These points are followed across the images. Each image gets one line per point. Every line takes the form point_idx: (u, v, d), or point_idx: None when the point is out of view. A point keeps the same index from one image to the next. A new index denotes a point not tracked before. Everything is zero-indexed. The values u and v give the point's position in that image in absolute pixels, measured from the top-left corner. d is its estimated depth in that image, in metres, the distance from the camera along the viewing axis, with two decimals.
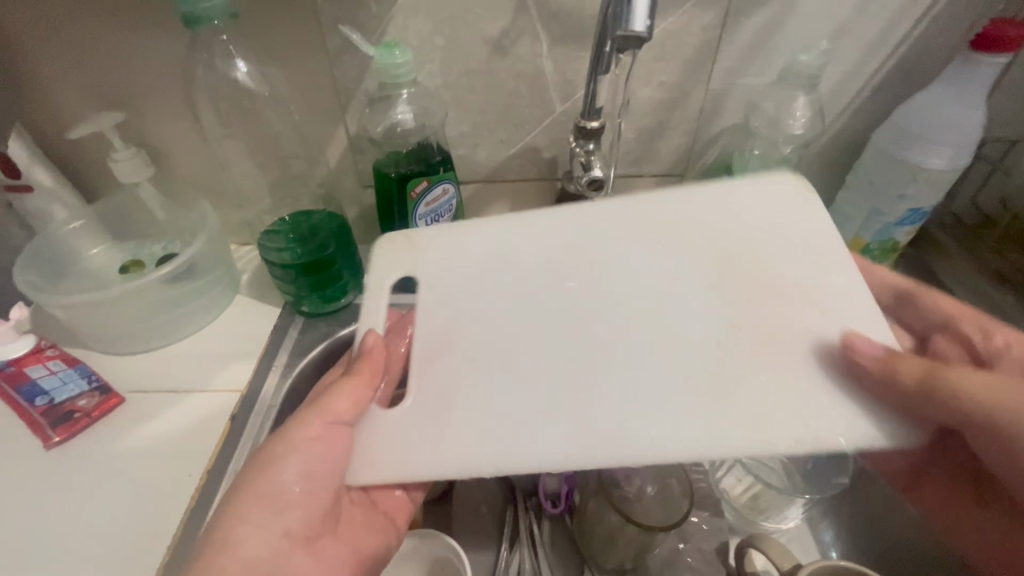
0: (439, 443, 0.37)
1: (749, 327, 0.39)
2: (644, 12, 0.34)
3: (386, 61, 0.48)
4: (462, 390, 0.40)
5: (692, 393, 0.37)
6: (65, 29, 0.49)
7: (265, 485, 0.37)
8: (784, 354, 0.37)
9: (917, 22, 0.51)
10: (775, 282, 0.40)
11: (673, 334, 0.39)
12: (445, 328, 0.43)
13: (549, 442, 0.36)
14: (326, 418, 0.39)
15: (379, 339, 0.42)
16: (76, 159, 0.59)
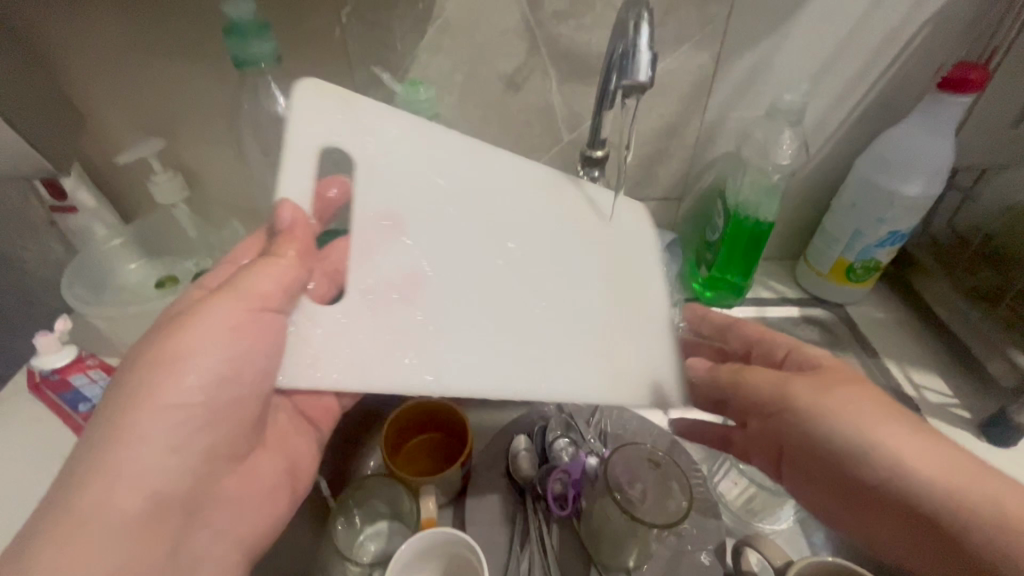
0: (394, 366, 0.38)
1: (611, 311, 0.48)
2: (646, 65, 0.38)
3: (411, 97, 0.53)
4: (411, 317, 0.40)
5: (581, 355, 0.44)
6: (118, 64, 0.54)
7: (162, 404, 0.34)
8: (631, 338, 0.47)
9: (891, 62, 0.56)
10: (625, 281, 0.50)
11: (570, 301, 0.46)
12: (389, 245, 0.41)
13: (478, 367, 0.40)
14: (248, 307, 0.35)
15: (299, 212, 0.36)
16: (117, 181, 0.63)
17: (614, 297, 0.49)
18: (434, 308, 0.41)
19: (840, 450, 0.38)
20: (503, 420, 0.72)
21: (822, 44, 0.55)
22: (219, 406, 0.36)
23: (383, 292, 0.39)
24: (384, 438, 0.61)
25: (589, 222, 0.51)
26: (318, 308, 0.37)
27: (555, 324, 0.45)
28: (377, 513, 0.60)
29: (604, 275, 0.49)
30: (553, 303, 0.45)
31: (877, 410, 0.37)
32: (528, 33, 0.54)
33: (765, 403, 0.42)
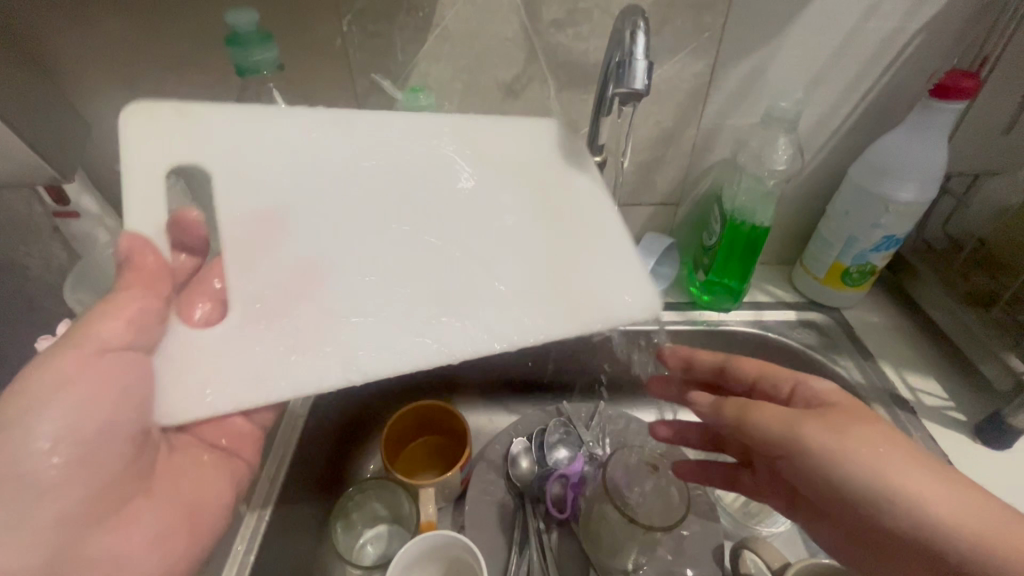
0: (293, 358, 0.38)
1: (552, 246, 0.44)
2: (641, 74, 0.39)
3: (411, 104, 0.54)
4: (306, 310, 0.40)
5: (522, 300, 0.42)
6: (122, 72, 0.55)
7: (19, 468, 0.34)
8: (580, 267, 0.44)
9: (885, 70, 0.57)
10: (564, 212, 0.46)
11: (504, 247, 0.44)
12: (274, 246, 0.40)
13: (397, 345, 0.40)
14: (85, 353, 0.35)
15: (137, 239, 0.37)
16: (119, 187, 0.64)
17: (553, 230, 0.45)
18: (332, 296, 0.40)
19: (858, 493, 0.38)
20: (502, 424, 0.73)
21: (816, 53, 0.56)
22: (85, 461, 0.35)
23: (269, 292, 0.39)
24: (385, 442, 0.62)
25: (496, 161, 0.47)
26: (195, 328, 0.38)
27: (489, 278, 0.43)
28: (376, 516, 0.60)
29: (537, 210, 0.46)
30: (480, 254, 0.43)
31: (901, 455, 0.38)
32: (527, 41, 0.55)
33: (779, 443, 0.41)
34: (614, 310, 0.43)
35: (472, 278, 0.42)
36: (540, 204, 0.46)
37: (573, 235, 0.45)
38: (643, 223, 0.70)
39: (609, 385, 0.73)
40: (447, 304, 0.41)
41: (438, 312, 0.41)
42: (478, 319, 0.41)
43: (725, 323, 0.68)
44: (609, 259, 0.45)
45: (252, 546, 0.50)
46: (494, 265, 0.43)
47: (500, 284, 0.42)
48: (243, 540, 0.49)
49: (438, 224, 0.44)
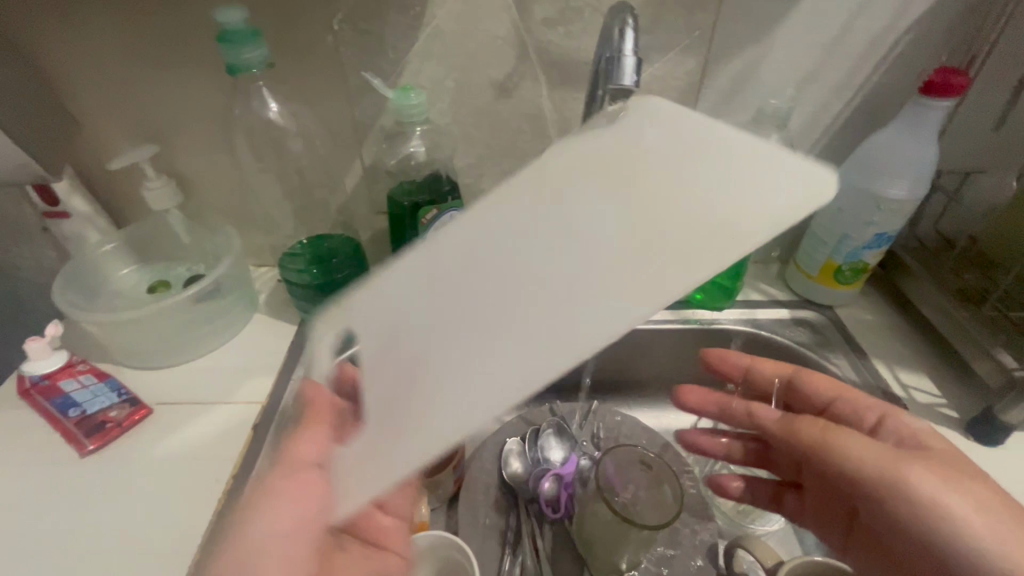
0: (412, 462, 0.28)
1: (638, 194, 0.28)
2: (630, 70, 0.39)
3: (402, 102, 0.54)
4: (414, 409, 0.30)
5: (629, 262, 0.27)
6: (112, 71, 0.55)
7: (247, 554, 0.34)
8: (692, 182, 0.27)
9: (875, 68, 0.57)
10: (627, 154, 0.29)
11: (573, 231, 0.29)
12: (376, 366, 0.33)
13: (482, 396, 0.27)
14: (289, 468, 0.38)
15: (317, 387, 0.43)
16: (110, 187, 0.64)
17: (630, 179, 0.29)
18: (428, 383, 0.30)
19: (935, 540, 0.36)
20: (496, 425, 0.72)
21: (807, 51, 0.56)
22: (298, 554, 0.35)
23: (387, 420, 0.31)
24: None
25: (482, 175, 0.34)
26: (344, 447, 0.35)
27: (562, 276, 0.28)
28: None
29: (586, 176, 0.30)
30: (542, 254, 0.30)
31: (992, 503, 0.36)
32: (518, 40, 0.55)
33: (873, 475, 0.40)
34: (756, 201, 0.26)
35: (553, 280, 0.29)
36: (586, 163, 0.30)
37: (636, 164, 0.29)
38: None
39: (602, 384, 0.73)
40: (540, 321, 0.28)
41: (539, 334, 0.27)
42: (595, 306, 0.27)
43: (718, 321, 0.67)
44: (695, 157, 0.28)
45: None
46: (570, 253, 0.29)
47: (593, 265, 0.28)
48: None
49: (484, 255, 0.32)
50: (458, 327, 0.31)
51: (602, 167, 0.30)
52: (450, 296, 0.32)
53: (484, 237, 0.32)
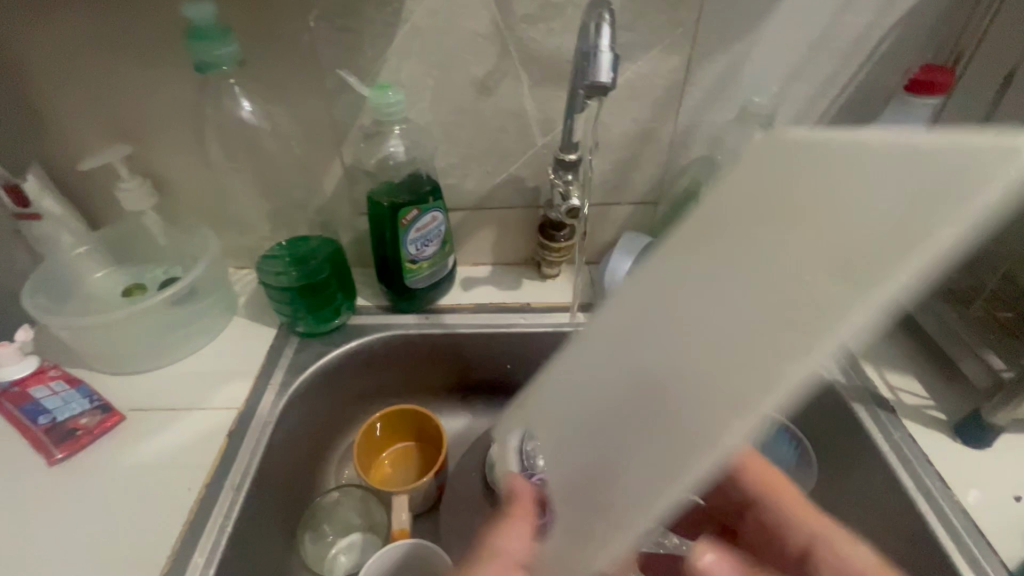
0: (634, 519, 0.29)
1: (797, 233, 0.26)
2: (607, 67, 0.38)
3: (379, 100, 0.52)
4: (634, 455, 0.31)
5: (804, 307, 0.24)
6: (85, 70, 0.53)
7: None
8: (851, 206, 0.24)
9: (861, 66, 0.56)
10: (780, 189, 0.28)
11: (737, 278, 0.28)
12: (613, 414, 0.34)
13: (693, 449, 0.27)
14: (511, 561, 0.42)
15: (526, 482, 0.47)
16: (85, 188, 0.63)
17: (786, 218, 0.27)
18: (656, 428, 0.30)
19: None
20: (482, 429, 0.71)
21: (792, 48, 0.55)
22: None
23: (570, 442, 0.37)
24: (359, 447, 0.61)
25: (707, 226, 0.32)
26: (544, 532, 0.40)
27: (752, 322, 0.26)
28: (347, 525, 0.59)
29: (740, 227, 0.30)
30: (716, 298, 0.30)
31: None
32: (499, 37, 0.54)
33: None
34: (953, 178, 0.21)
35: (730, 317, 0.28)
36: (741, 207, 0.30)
37: (800, 200, 0.26)
38: (623, 221, 0.69)
39: None
40: (717, 364, 0.27)
41: (716, 382, 0.27)
42: (770, 350, 0.25)
43: None
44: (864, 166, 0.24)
45: (211, 559, 0.46)
46: (736, 300, 0.28)
47: (762, 306, 0.27)
48: (204, 552, 0.46)
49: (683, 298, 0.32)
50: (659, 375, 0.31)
51: (763, 207, 0.29)
52: (656, 336, 0.33)
53: (693, 299, 0.31)
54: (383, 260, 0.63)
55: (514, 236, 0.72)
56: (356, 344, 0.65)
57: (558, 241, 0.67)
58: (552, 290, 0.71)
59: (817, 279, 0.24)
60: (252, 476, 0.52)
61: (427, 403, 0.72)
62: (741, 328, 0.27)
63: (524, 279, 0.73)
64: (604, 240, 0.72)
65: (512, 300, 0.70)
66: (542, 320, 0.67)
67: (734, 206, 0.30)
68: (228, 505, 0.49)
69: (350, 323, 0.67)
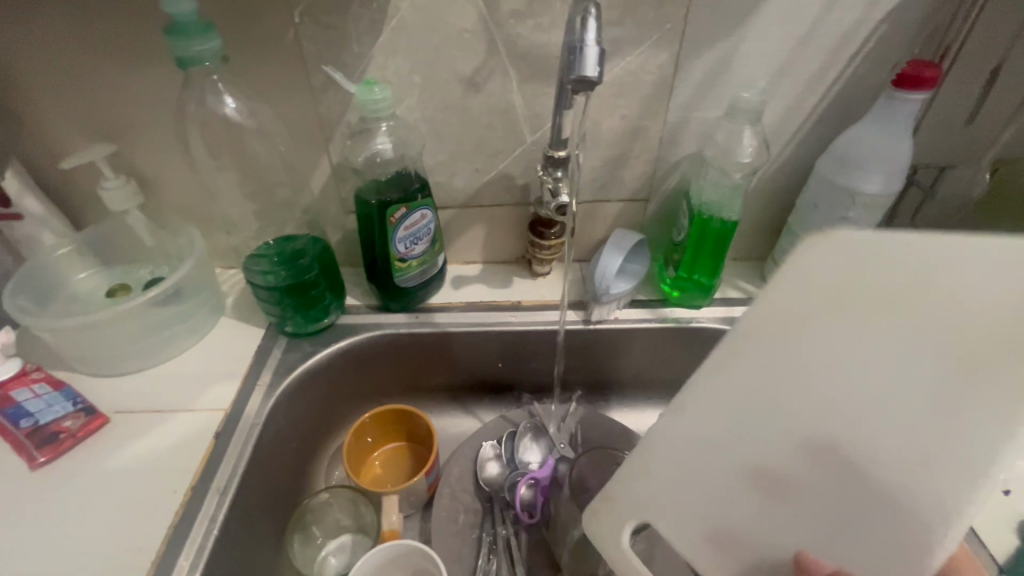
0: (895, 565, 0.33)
1: (931, 311, 0.30)
2: (593, 60, 0.38)
3: (366, 97, 0.52)
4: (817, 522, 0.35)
5: (953, 381, 0.30)
6: (67, 68, 0.53)
7: None
8: (967, 288, 0.29)
9: (849, 61, 0.56)
10: (868, 276, 0.32)
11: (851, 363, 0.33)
12: (749, 502, 0.37)
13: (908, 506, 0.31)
14: None
15: None
16: (69, 187, 0.62)
17: (906, 308, 0.31)
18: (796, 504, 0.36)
19: None
20: (473, 427, 0.71)
21: (780, 44, 0.55)
22: None
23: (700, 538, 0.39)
24: (347, 450, 0.60)
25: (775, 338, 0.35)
26: None
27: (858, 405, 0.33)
28: (338, 526, 0.58)
29: (774, 337, 0.35)
30: (779, 391, 0.35)
31: None
32: (486, 33, 0.53)
33: None
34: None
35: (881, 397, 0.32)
36: (799, 309, 0.34)
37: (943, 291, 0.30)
38: (613, 218, 0.69)
39: (580, 385, 0.71)
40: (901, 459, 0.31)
41: (924, 443, 0.31)
42: (951, 410, 0.30)
43: (696, 319, 0.66)
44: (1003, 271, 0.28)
45: (197, 562, 0.45)
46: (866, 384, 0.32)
47: (832, 404, 0.34)
48: (189, 556, 0.45)
49: (752, 404, 0.36)
50: (872, 456, 0.32)
51: (858, 288, 0.32)
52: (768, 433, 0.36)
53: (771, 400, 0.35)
54: (372, 260, 0.63)
55: (504, 234, 0.71)
56: (345, 343, 0.64)
57: (549, 238, 0.67)
58: (542, 288, 0.71)
59: (982, 345, 0.29)
60: (239, 478, 0.51)
61: (418, 403, 0.72)
62: (818, 425, 0.34)
63: (514, 277, 0.72)
64: (594, 237, 0.72)
65: (502, 297, 0.70)
66: (533, 318, 0.67)
67: (788, 309, 0.34)
68: (214, 508, 0.49)
69: (339, 323, 0.66)
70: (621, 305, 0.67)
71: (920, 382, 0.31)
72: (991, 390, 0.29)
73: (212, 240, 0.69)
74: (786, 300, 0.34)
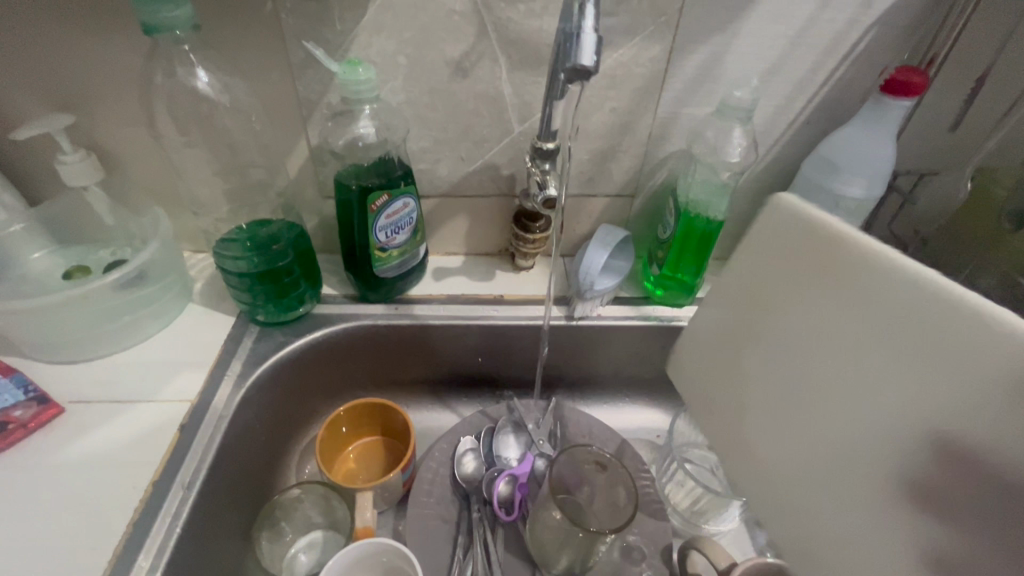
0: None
1: (802, 278, 0.36)
2: (591, 48, 0.36)
3: (349, 77, 0.49)
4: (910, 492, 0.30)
5: (843, 275, 0.33)
6: (25, 32, 0.49)
7: None
8: (791, 250, 0.37)
9: (838, 64, 0.56)
10: (723, 300, 0.44)
11: (789, 326, 0.37)
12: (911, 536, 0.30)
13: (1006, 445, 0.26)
14: None
15: None
16: (22, 159, 0.58)
17: (753, 283, 0.41)
18: (878, 501, 0.31)
19: None
20: (452, 422, 0.69)
21: (772, 43, 0.55)
22: None
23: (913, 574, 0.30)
24: (320, 443, 0.58)
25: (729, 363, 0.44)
26: None
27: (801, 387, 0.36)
28: (309, 523, 0.56)
29: (736, 382, 0.42)
30: (765, 395, 0.39)
31: None
32: (476, 16, 0.51)
33: None
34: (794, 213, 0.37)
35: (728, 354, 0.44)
36: (710, 337, 0.46)
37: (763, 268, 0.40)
38: (598, 213, 0.69)
39: (560, 380, 0.71)
40: (902, 381, 0.30)
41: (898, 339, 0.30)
42: (868, 294, 0.32)
43: (679, 318, 0.66)
44: (777, 243, 0.38)
45: (158, 561, 0.43)
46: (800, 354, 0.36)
47: (789, 378, 0.37)
48: (149, 555, 0.43)
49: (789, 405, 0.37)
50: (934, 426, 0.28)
51: (726, 324, 0.44)
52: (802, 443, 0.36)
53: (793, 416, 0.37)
54: (351, 250, 0.60)
55: (487, 225, 0.70)
56: (321, 333, 0.62)
57: (535, 231, 0.66)
58: (524, 281, 0.70)
59: (795, 263, 0.37)
60: (205, 474, 0.49)
61: (393, 396, 0.70)
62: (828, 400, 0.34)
63: (496, 270, 0.71)
64: (579, 232, 0.71)
65: (485, 290, 0.68)
66: (516, 312, 0.66)
67: (711, 361, 0.46)
68: (177, 504, 0.46)
69: (314, 313, 0.64)
70: (603, 302, 0.66)
71: (816, 298, 0.35)
72: (860, 249, 0.32)
73: (180, 222, 0.65)
74: (702, 358, 0.47)
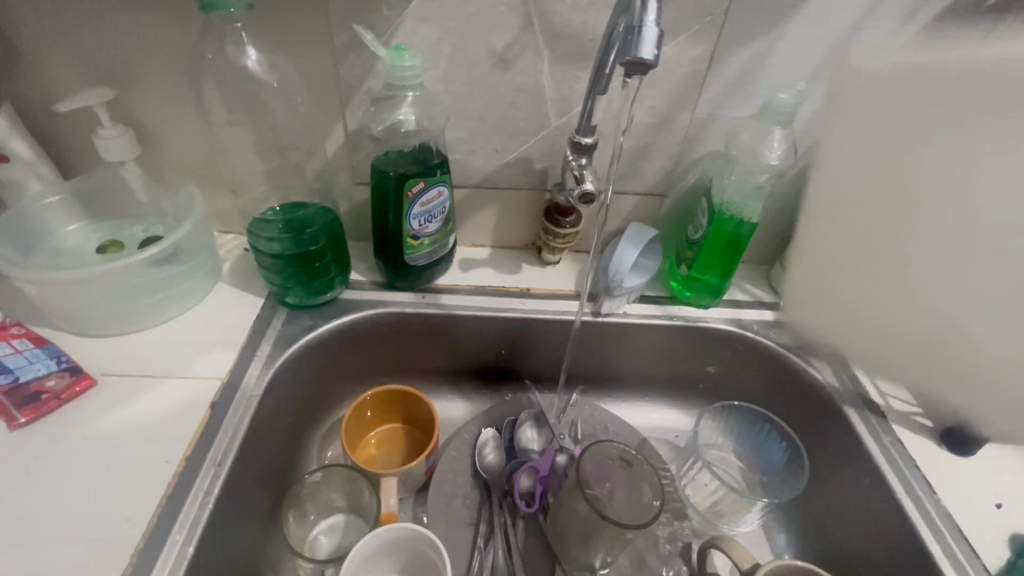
0: None
1: (903, 168, 0.58)
2: (651, 42, 0.36)
3: (394, 63, 0.49)
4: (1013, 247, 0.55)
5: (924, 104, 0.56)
6: (77, 6, 0.49)
7: None
8: (837, 146, 0.61)
9: (879, 72, 0.56)
10: (855, 187, 0.61)
11: (942, 184, 0.57)
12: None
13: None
14: None
15: None
16: (60, 132, 0.58)
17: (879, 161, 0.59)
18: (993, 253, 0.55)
19: None
20: (472, 414, 0.70)
21: (815, 48, 0.55)
22: None
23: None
24: (345, 428, 0.58)
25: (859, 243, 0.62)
26: None
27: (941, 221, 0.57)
28: (331, 507, 0.57)
29: (874, 261, 0.62)
30: (898, 262, 0.60)
31: None
32: (523, 8, 0.51)
33: None
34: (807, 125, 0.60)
35: (887, 235, 0.60)
36: (835, 241, 0.64)
37: (862, 139, 0.59)
38: (628, 211, 0.69)
39: (582, 376, 0.71)
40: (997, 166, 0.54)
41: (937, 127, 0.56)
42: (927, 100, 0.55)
43: (704, 319, 0.66)
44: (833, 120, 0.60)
45: (192, 535, 0.43)
46: (939, 197, 0.57)
47: (956, 227, 0.57)
48: (182, 529, 0.43)
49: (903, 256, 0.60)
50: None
51: (854, 250, 0.63)
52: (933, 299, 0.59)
53: (957, 260, 0.57)
54: (383, 236, 0.60)
55: (515, 218, 0.70)
56: (347, 318, 0.62)
57: (565, 226, 0.65)
58: (551, 276, 0.70)
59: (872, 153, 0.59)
60: (235, 452, 0.49)
61: (415, 385, 0.70)
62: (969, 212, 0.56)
63: (523, 264, 0.71)
64: (608, 229, 0.71)
65: (511, 283, 0.69)
66: (543, 306, 0.66)
67: (865, 286, 0.63)
68: (209, 480, 0.47)
69: (341, 298, 0.64)
70: (630, 300, 0.67)
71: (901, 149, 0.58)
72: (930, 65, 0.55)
73: (211, 202, 0.65)
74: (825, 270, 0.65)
